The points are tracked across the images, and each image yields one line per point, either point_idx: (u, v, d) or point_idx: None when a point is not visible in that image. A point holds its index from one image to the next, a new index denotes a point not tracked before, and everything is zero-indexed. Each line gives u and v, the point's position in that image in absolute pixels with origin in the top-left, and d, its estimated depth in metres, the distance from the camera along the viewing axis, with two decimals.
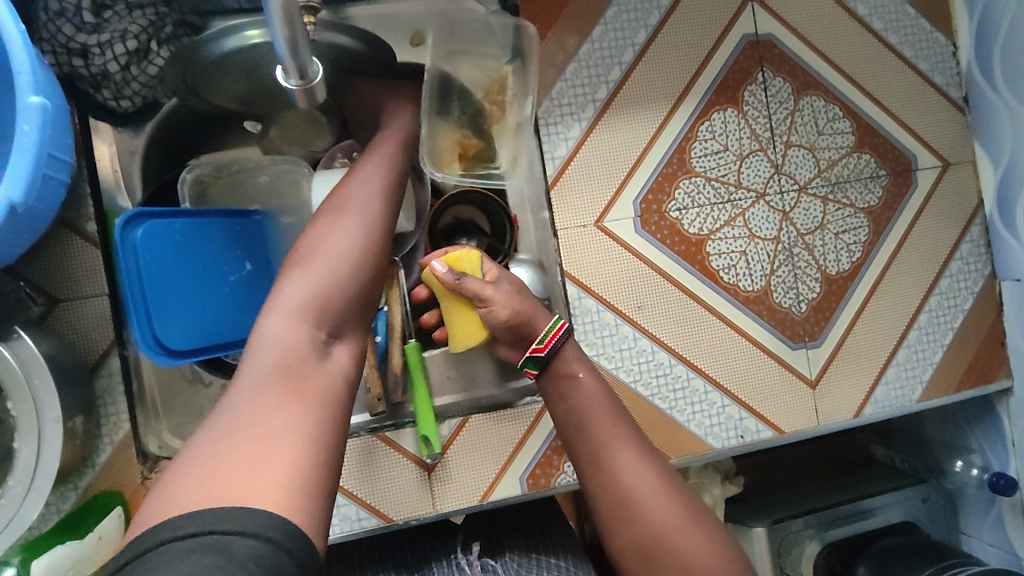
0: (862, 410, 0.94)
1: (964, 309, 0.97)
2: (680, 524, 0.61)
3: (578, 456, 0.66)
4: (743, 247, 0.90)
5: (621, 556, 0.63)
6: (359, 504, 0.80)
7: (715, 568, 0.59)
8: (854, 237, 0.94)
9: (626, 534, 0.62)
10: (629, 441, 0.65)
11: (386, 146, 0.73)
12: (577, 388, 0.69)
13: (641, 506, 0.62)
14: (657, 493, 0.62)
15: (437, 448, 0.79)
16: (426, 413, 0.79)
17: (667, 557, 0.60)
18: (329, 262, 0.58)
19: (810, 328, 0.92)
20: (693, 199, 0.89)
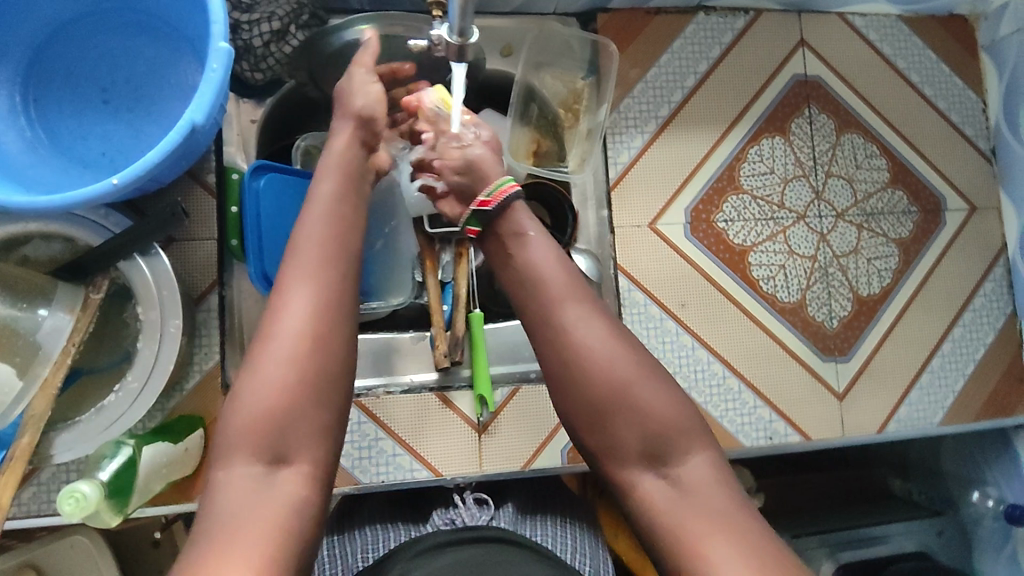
0: (885, 427, 0.98)
1: (986, 342, 1.02)
2: (634, 378, 0.59)
3: (530, 313, 0.64)
4: (782, 261, 0.98)
5: (570, 413, 0.61)
6: (413, 456, 0.86)
7: (670, 420, 0.58)
8: (885, 264, 1.01)
9: (577, 390, 0.60)
10: (584, 296, 0.63)
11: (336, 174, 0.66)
12: (527, 245, 0.66)
13: (597, 360, 0.59)
14: (611, 352, 0.60)
15: (492, 406, 0.86)
16: (483, 374, 0.87)
17: (620, 411, 0.58)
18: (282, 353, 0.54)
19: (841, 343, 0.98)
20: (740, 213, 0.98)
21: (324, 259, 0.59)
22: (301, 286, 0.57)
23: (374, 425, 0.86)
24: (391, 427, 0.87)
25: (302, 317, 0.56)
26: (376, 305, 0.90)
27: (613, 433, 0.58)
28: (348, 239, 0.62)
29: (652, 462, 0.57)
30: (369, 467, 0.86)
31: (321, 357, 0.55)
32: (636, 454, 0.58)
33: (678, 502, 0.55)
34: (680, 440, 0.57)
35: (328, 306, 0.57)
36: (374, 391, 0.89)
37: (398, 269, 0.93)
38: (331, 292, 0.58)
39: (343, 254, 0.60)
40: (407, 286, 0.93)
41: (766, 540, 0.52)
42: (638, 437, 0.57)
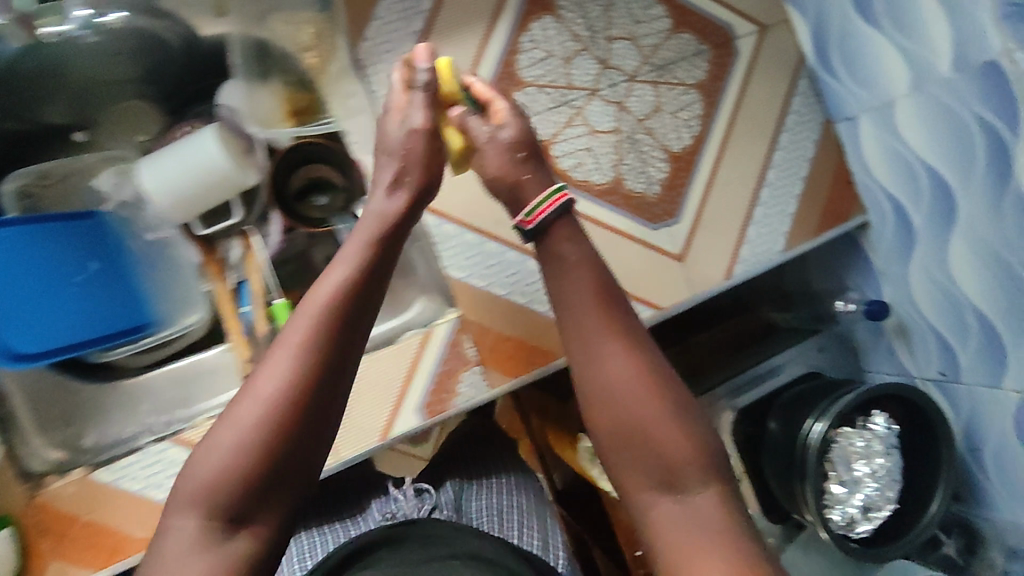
0: (731, 272, 0.98)
1: (808, 157, 1.01)
2: (648, 418, 0.67)
3: (572, 351, 0.72)
4: (587, 143, 0.93)
5: (598, 438, 0.70)
6: None
7: (687, 458, 0.66)
8: (690, 113, 0.97)
9: (605, 416, 0.69)
10: (617, 328, 0.71)
11: (370, 230, 0.73)
12: (562, 270, 0.74)
13: (624, 396, 0.68)
14: (635, 385, 0.68)
15: None
16: None
17: (644, 446, 0.67)
18: (274, 414, 0.61)
19: (667, 207, 0.96)
20: (530, 108, 0.91)
21: (338, 322, 0.65)
22: (275, 368, 0.62)
23: None
24: None
25: (289, 390, 0.62)
26: (170, 331, 0.89)
27: (630, 468, 0.68)
28: (364, 292, 0.69)
29: (669, 489, 0.66)
30: None
31: (291, 412, 0.61)
32: (656, 494, 0.67)
33: (678, 525, 0.64)
34: (695, 477, 0.66)
35: (316, 371, 0.63)
36: (195, 420, 0.83)
37: (180, 284, 0.89)
38: (332, 344, 0.64)
39: (355, 308, 0.67)
40: (195, 298, 0.89)
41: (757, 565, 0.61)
42: (659, 469, 0.67)
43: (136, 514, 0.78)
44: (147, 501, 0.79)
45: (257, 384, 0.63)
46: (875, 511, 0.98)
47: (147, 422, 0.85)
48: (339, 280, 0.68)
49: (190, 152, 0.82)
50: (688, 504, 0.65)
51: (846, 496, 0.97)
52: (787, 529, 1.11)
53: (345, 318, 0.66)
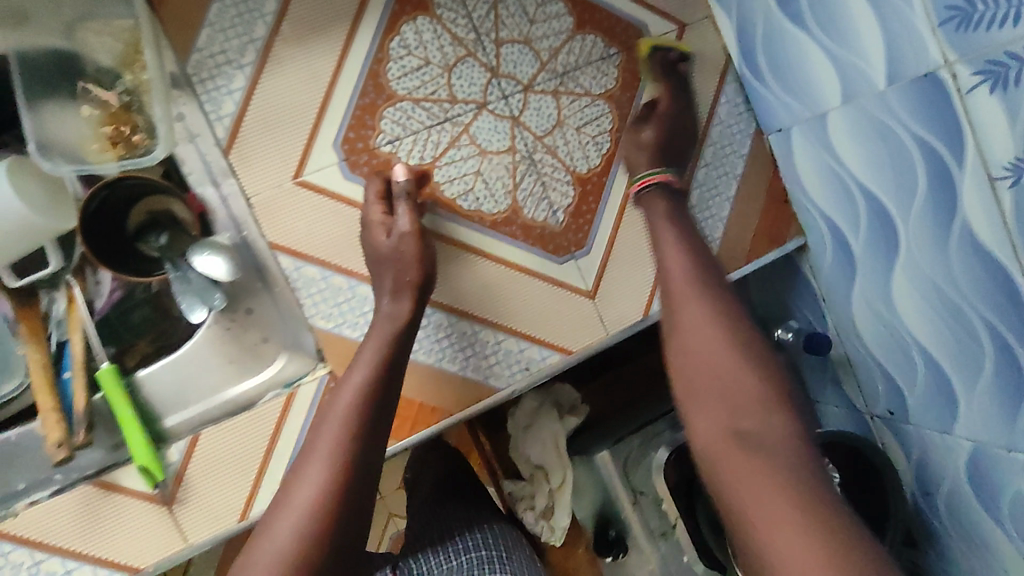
0: (651, 308, 0.86)
1: (736, 174, 0.90)
2: (730, 363, 0.57)
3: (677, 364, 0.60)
4: (476, 166, 0.81)
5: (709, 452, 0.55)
6: (94, 563, 0.71)
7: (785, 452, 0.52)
8: (598, 128, 0.84)
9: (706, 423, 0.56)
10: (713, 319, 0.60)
11: (377, 336, 0.69)
12: (659, 246, 0.68)
13: (722, 380, 0.57)
14: (733, 367, 0.57)
15: (158, 477, 0.70)
16: (136, 437, 0.70)
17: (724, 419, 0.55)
18: (278, 548, 0.54)
19: (574, 237, 0.84)
20: (405, 127, 0.79)
21: (363, 421, 0.62)
22: (305, 491, 0.57)
23: (28, 550, 0.70)
24: (52, 542, 0.70)
25: (302, 529, 0.55)
26: None
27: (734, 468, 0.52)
28: (381, 403, 0.64)
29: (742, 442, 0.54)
30: None
31: (334, 516, 0.56)
32: (719, 426, 0.55)
33: (740, 463, 0.53)
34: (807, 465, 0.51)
35: (353, 465, 0.59)
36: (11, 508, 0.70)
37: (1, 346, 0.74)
38: (363, 437, 0.61)
39: (375, 414, 0.63)
40: (16, 362, 0.74)
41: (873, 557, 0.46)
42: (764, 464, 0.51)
43: None
44: None
45: (287, 495, 0.57)
46: None
47: None
48: (360, 398, 0.64)
49: None
50: (780, 466, 0.51)
51: None
52: None
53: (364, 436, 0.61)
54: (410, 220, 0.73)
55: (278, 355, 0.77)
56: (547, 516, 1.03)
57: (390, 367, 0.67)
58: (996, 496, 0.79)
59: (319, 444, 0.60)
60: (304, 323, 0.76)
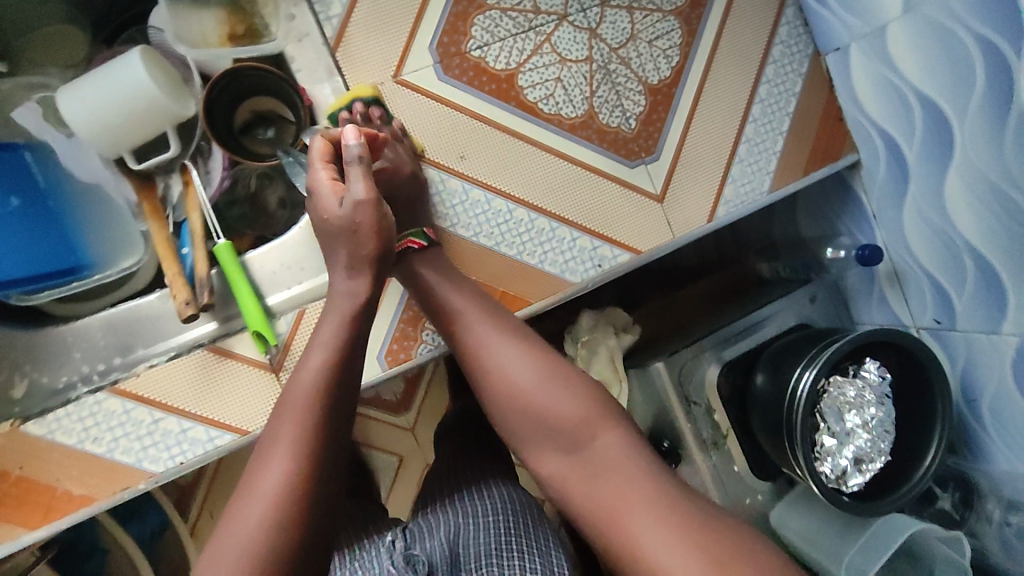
0: (715, 214, 0.92)
1: (795, 92, 0.95)
2: (564, 394, 0.70)
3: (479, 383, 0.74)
4: (557, 73, 0.86)
5: (541, 455, 0.70)
6: (207, 424, 0.76)
7: (594, 430, 0.69)
8: (668, 42, 0.90)
9: (519, 419, 0.71)
10: (504, 329, 0.75)
11: (337, 312, 0.70)
12: (437, 278, 0.77)
13: (521, 389, 0.71)
14: (530, 374, 0.71)
15: (272, 340, 0.76)
16: (251, 305, 0.76)
17: (528, 409, 0.70)
18: (264, 508, 0.58)
19: (645, 143, 0.89)
20: (493, 34, 0.85)
21: (318, 405, 0.64)
22: (270, 466, 0.60)
23: (148, 408, 0.75)
24: (169, 403, 0.76)
25: (275, 496, 0.59)
26: (103, 275, 0.83)
27: (537, 441, 0.70)
28: (345, 377, 0.68)
29: (568, 449, 0.68)
30: (159, 454, 0.76)
31: (303, 505, 0.59)
32: (559, 456, 0.69)
33: (579, 477, 0.67)
34: (588, 429, 0.68)
35: (316, 462, 0.62)
36: (136, 370, 0.77)
37: (122, 228, 0.83)
38: (321, 428, 0.63)
39: (340, 385, 0.67)
40: (139, 241, 0.84)
41: (717, 534, 0.58)
42: (563, 441, 0.69)
43: (84, 469, 0.74)
44: (86, 455, 0.74)
45: (252, 487, 0.60)
46: (868, 464, 0.92)
47: (80, 371, 0.79)
48: (321, 370, 0.66)
49: (115, 77, 0.77)
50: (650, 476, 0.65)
51: (838, 449, 0.91)
52: (777, 485, 1.07)
53: (324, 406, 0.65)
54: (365, 186, 0.69)
55: None
56: None
57: (352, 337, 0.70)
58: None
59: (279, 419, 0.64)
60: None
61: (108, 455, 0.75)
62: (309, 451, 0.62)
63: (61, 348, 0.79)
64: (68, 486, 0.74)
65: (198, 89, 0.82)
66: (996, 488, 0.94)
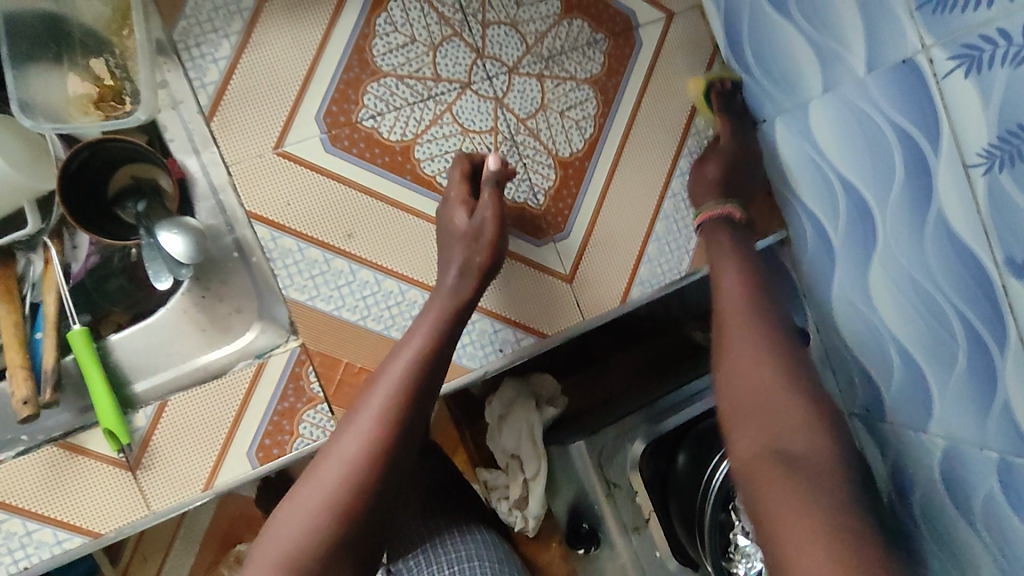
0: (629, 295, 0.86)
1: None
2: (783, 394, 0.66)
3: (729, 398, 0.68)
4: (457, 145, 0.81)
5: (736, 453, 0.65)
6: (56, 526, 0.70)
7: (799, 430, 0.63)
8: (581, 113, 0.85)
9: (744, 427, 0.66)
10: (749, 322, 0.71)
11: (436, 308, 0.71)
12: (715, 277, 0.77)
13: (754, 384, 0.67)
14: (752, 363, 0.68)
15: (126, 439, 0.70)
16: (104, 405, 0.70)
17: (762, 409, 0.65)
18: (334, 477, 0.61)
19: (553, 220, 0.84)
20: (387, 103, 0.79)
21: (416, 387, 0.66)
22: (343, 449, 0.62)
23: None
24: (13, 502, 0.70)
25: (336, 476, 0.61)
26: None
27: (742, 427, 0.66)
28: (433, 370, 0.68)
29: (781, 458, 0.62)
30: (2, 558, 0.70)
31: (365, 483, 0.61)
32: (758, 448, 0.63)
33: (796, 499, 0.58)
34: (800, 441, 0.63)
35: (391, 432, 0.63)
36: None
37: None
38: (407, 401, 0.65)
39: (425, 383, 0.67)
40: None
41: (878, 564, 0.53)
42: (782, 441, 0.63)
43: None
44: None
45: (320, 465, 0.62)
46: None
47: None
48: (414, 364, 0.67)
49: None
50: (822, 493, 0.59)
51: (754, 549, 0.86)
52: (704, 573, 1.01)
53: (412, 383, 0.66)
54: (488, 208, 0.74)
55: (251, 325, 0.78)
56: (519, 506, 1.04)
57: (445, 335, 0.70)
58: (968, 498, 0.78)
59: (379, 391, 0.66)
60: (279, 294, 0.76)
61: None
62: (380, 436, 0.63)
63: None
64: None
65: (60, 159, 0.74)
66: None
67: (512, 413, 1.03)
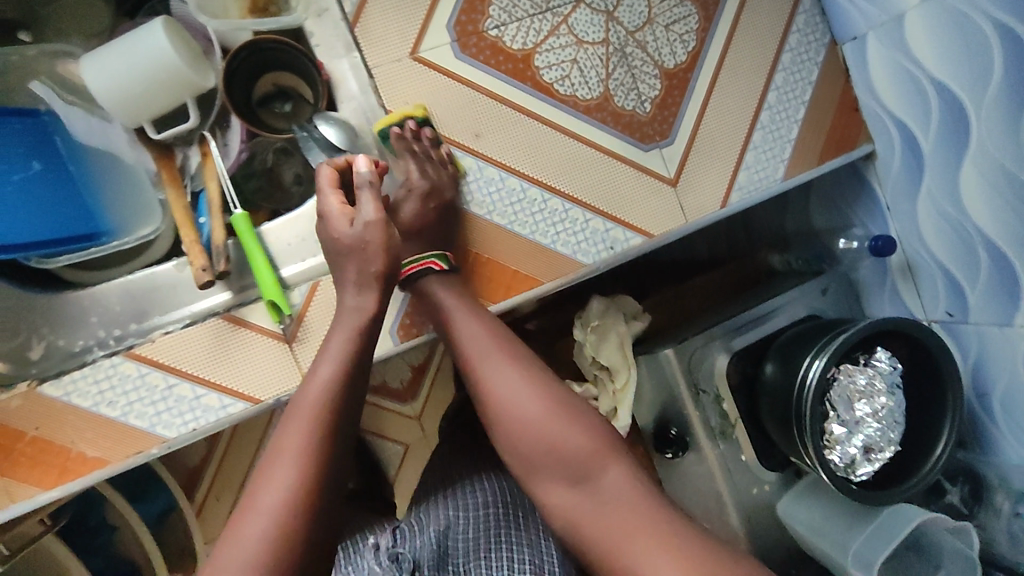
0: (728, 199, 0.92)
1: (812, 80, 0.95)
2: (564, 428, 0.71)
3: (500, 436, 0.74)
4: (573, 55, 0.87)
5: (538, 471, 0.71)
6: (220, 392, 0.77)
7: (599, 458, 0.70)
8: (685, 27, 0.91)
9: (524, 448, 0.71)
10: (510, 354, 0.75)
11: (343, 329, 0.72)
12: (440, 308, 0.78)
13: (523, 420, 0.71)
14: (529, 395, 0.72)
15: (288, 311, 0.77)
16: (267, 278, 0.77)
17: (544, 443, 0.71)
18: (281, 493, 0.61)
19: (659, 127, 0.90)
20: (511, 14, 0.85)
21: (328, 413, 0.66)
22: (283, 473, 0.62)
23: (162, 374, 0.77)
24: (184, 369, 0.77)
25: (293, 492, 0.61)
26: (119, 242, 0.85)
27: (540, 467, 0.71)
28: (350, 397, 0.70)
29: (574, 482, 0.69)
30: (172, 420, 0.77)
31: (316, 497, 0.62)
32: (564, 489, 0.70)
33: (585, 509, 0.68)
34: (596, 466, 0.69)
35: (323, 450, 0.65)
36: (151, 336, 0.78)
37: (141, 193, 0.86)
38: (326, 437, 0.65)
39: (345, 403, 0.68)
40: (157, 209, 0.86)
41: (672, 530, 0.64)
42: (564, 470, 0.70)
43: (97, 432, 0.75)
44: (101, 419, 0.75)
45: (253, 499, 0.61)
46: (878, 453, 0.91)
47: (95, 335, 0.80)
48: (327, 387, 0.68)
49: (137, 45, 0.78)
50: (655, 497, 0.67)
51: (846, 437, 0.91)
52: (785, 476, 1.07)
53: (329, 405, 0.67)
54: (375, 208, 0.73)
55: None
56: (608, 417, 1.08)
57: (361, 348, 0.72)
58: None
59: (300, 410, 0.67)
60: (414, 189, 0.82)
61: (122, 419, 0.76)
62: (312, 456, 0.64)
63: (79, 311, 0.81)
64: (82, 448, 0.75)
65: (219, 61, 0.83)
66: (1008, 482, 0.93)
67: (602, 325, 1.10)
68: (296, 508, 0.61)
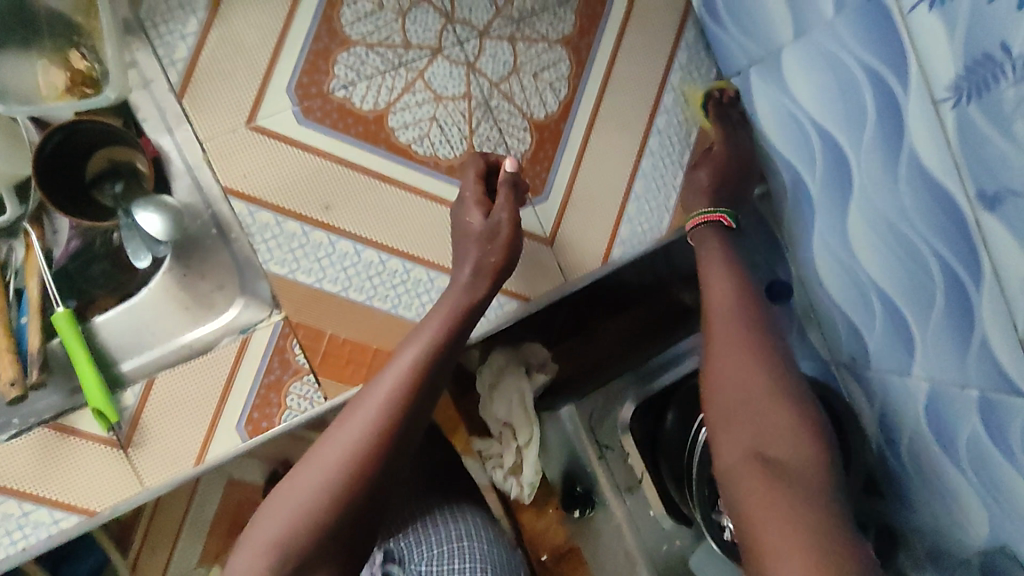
0: (610, 255, 0.86)
1: (697, 120, 0.89)
2: (767, 406, 0.63)
3: (721, 417, 0.65)
4: (431, 112, 0.81)
5: (722, 457, 0.63)
6: (51, 506, 0.71)
7: (791, 443, 0.61)
8: (555, 74, 0.84)
9: (736, 429, 0.63)
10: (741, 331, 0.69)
11: (445, 308, 0.69)
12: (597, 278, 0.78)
13: (746, 394, 0.65)
14: (745, 377, 0.65)
15: (116, 417, 0.71)
16: (91, 385, 0.71)
17: (739, 416, 0.63)
18: (325, 458, 0.58)
19: (531, 183, 0.84)
20: (358, 72, 0.79)
21: (422, 377, 0.63)
22: (364, 417, 0.60)
23: None
24: (9, 485, 0.71)
25: (360, 447, 0.58)
26: None
27: (729, 441, 0.63)
28: (442, 360, 0.65)
29: (758, 453, 0.60)
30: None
31: (364, 472, 0.57)
32: (754, 467, 0.59)
33: (774, 507, 0.56)
34: (789, 443, 0.61)
35: (390, 429, 0.60)
36: None
37: None
38: (398, 417, 0.60)
39: (433, 373, 0.64)
40: None
41: (840, 546, 0.52)
42: (758, 450, 0.61)
43: None
44: None
45: (316, 452, 0.59)
46: None
47: None
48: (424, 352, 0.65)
49: None
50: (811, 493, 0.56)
51: None
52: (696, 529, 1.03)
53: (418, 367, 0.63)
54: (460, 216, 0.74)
55: (234, 301, 0.78)
56: (514, 472, 1.04)
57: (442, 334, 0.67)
58: (953, 438, 0.78)
59: (396, 365, 0.64)
60: (258, 270, 0.77)
61: None
62: (390, 419, 0.60)
63: None
64: None
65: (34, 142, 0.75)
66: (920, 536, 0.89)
67: (498, 378, 1.03)
68: (341, 468, 0.57)
